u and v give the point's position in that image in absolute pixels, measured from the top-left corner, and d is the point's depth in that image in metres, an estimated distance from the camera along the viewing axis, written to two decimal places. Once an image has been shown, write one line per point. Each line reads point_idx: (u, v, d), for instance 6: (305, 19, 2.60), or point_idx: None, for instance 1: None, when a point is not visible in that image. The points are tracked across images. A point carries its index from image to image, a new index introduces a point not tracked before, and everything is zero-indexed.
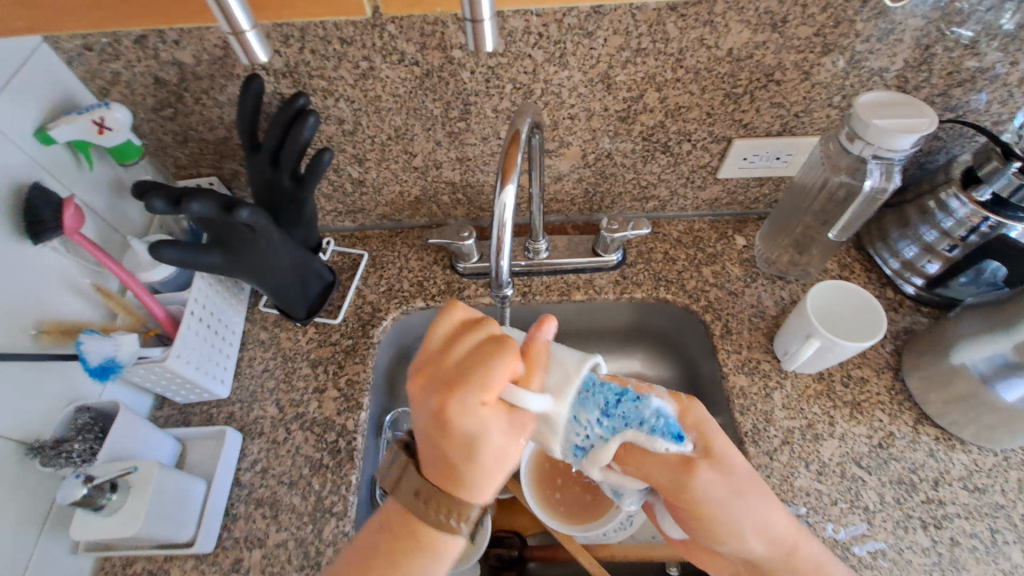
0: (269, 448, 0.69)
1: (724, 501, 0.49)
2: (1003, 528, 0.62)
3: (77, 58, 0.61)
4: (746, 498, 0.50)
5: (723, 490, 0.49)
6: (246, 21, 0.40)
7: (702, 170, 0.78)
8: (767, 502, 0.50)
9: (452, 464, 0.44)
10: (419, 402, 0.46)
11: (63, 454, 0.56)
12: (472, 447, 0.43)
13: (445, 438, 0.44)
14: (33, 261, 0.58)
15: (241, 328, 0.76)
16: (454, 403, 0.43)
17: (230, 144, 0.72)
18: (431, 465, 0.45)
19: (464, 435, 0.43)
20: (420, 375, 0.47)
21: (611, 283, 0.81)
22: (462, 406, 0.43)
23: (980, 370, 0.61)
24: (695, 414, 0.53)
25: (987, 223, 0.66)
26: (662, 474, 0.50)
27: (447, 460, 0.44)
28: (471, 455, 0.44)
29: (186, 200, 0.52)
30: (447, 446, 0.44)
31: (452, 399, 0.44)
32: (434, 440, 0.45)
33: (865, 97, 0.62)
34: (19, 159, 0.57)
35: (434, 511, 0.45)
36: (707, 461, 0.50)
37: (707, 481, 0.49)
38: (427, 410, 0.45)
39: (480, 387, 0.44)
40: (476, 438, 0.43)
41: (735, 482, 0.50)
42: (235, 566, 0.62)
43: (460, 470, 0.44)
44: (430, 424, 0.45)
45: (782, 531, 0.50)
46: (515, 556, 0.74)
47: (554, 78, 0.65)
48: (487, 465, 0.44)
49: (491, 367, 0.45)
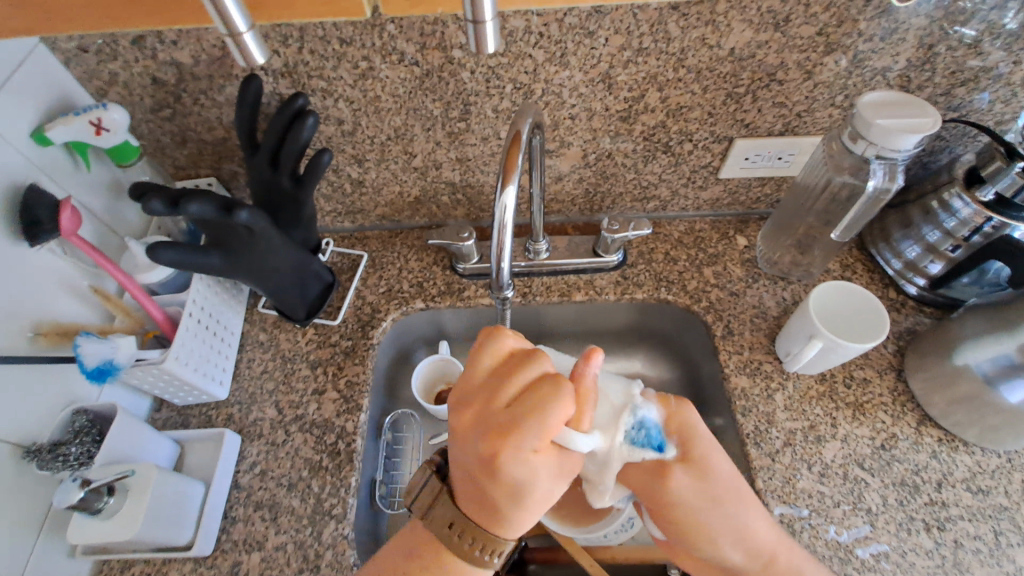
0: (268, 450, 0.68)
1: (700, 506, 0.51)
2: (1007, 530, 0.62)
3: (75, 57, 0.60)
4: (725, 505, 0.51)
5: (698, 494, 0.51)
6: (243, 23, 0.40)
7: (704, 170, 0.78)
8: (745, 508, 0.51)
9: (494, 504, 0.45)
10: (470, 438, 0.46)
11: (60, 458, 0.56)
12: (518, 491, 0.44)
13: (494, 481, 0.44)
14: (30, 263, 0.58)
15: (240, 329, 0.76)
16: (509, 448, 0.44)
17: (229, 144, 0.72)
18: (470, 501, 0.46)
19: (513, 481, 0.44)
20: (471, 411, 0.47)
21: (612, 284, 0.81)
22: (515, 453, 0.44)
23: (983, 370, 0.61)
24: (681, 418, 0.53)
25: (991, 224, 0.65)
26: (640, 477, 0.52)
27: (488, 500, 0.45)
28: (517, 499, 0.45)
29: (184, 200, 0.52)
30: (489, 484, 0.45)
31: (506, 445, 0.44)
32: (477, 476, 0.45)
33: (868, 97, 0.61)
34: (15, 160, 0.56)
35: (471, 546, 0.46)
36: (685, 466, 0.51)
37: (683, 484, 0.51)
38: (476, 448, 0.45)
39: (538, 434, 0.44)
40: (524, 485, 0.44)
41: (713, 487, 0.51)
42: (234, 569, 0.61)
43: (499, 509, 0.45)
44: (477, 461, 0.45)
45: (761, 541, 0.51)
46: (513, 558, 0.73)
47: (555, 77, 0.64)
48: (530, 508, 0.45)
49: (546, 409, 0.45)
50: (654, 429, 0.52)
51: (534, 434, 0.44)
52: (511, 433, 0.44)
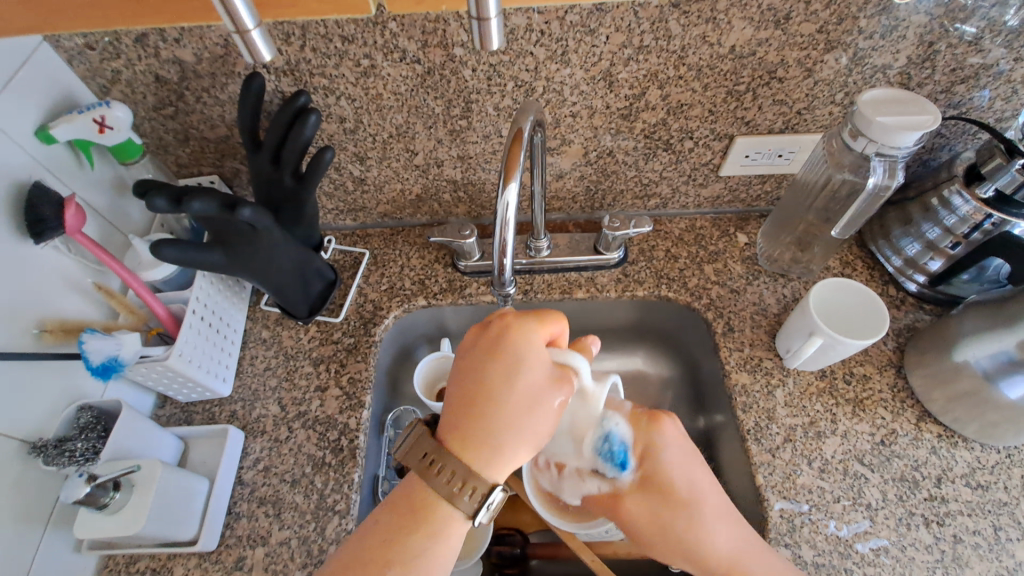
0: (272, 446, 0.69)
1: (653, 528, 0.55)
2: (1005, 525, 0.62)
3: (78, 56, 0.61)
4: (673, 522, 0.55)
5: (650, 516, 0.55)
6: (250, 20, 0.40)
7: (704, 167, 0.78)
8: (699, 528, 0.55)
9: (483, 410, 0.47)
10: (470, 342, 0.51)
11: (66, 454, 0.56)
12: (514, 379, 0.48)
13: (488, 363, 0.48)
14: (35, 260, 0.58)
15: (243, 327, 0.76)
16: (515, 325, 0.50)
17: (231, 142, 0.72)
18: (452, 414, 0.48)
19: (512, 355, 0.48)
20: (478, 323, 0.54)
21: (613, 281, 0.81)
22: (521, 331, 0.49)
23: (982, 366, 0.61)
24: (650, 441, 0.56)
25: (991, 220, 0.66)
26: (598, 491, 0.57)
27: (479, 399, 0.47)
28: (506, 391, 0.47)
29: (187, 198, 0.52)
30: (484, 376, 0.48)
31: (513, 326, 0.50)
32: (473, 371, 0.49)
33: (868, 95, 0.62)
34: (19, 158, 0.57)
35: (446, 475, 0.46)
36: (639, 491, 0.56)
37: (637, 509, 0.56)
38: (482, 332, 0.51)
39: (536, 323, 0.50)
40: (519, 362, 0.48)
41: (667, 514, 0.55)
42: (238, 564, 0.62)
43: (485, 413, 0.47)
44: (476, 356, 0.50)
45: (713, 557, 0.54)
46: (517, 554, 0.74)
47: (556, 75, 0.64)
48: (516, 404, 0.47)
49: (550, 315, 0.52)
50: (620, 447, 0.55)
51: (531, 318, 0.51)
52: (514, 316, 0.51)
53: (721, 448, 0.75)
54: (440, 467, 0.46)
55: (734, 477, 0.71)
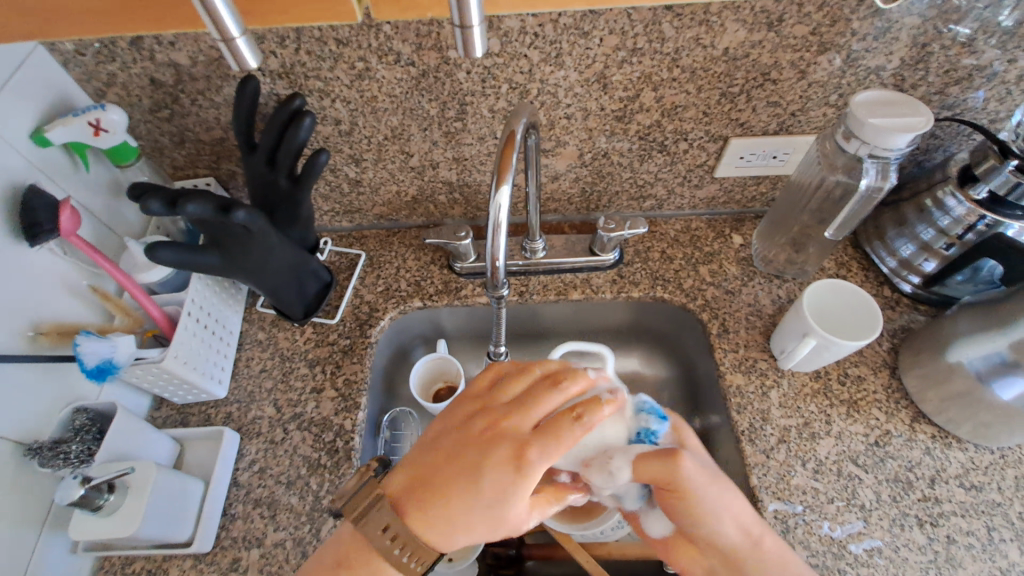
0: (267, 448, 0.69)
1: (704, 493, 0.50)
2: (999, 525, 0.63)
3: (74, 59, 0.61)
4: (716, 488, 0.51)
5: (701, 477, 0.51)
6: (235, 28, 0.40)
7: (699, 169, 0.78)
8: (734, 494, 0.52)
9: (456, 511, 0.48)
10: (484, 441, 0.50)
11: (61, 455, 0.56)
12: (496, 500, 0.48)
13: (484, 469, 0.49)
14: (30, 263, 0.58)
15: (239, 328, 0.77)
16: (532, 452, 0.48)
17: (227, 144, 0.73)
18: (425, 494, 0.50)
19: (516, 479, 0.48)
20: (506, 423, 0.51)
21: (608, 282, 0.81)
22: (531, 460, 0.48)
23: (976, 368, 0.61)
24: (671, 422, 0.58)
25: (984, 222, 0.66)
26: (652, 463, 0.51)
27: (457, 495, 0.49)
28: (484, 505, 0.48)
29: (182, 201, 0.52)
30: (470, 484, 0.49)
31: (529, 454, 0.48)
32: (467, 470, 0.49)
33: (862, 96, 0.62)
34: (15, 161, 0.57)
35: (396, 546, 0.48)
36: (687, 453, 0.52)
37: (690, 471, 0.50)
38: (505, 442, 0.50)
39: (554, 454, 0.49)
40: (508, 485, 0.48)
41: (712, 482, 0.51)
42: (233, 566, 0.62)
43: (458, 510, 0.48)
44: (478, 459, 0.49)
45: (749, 518, 0.52)
46: (512, 555, 0.74)
47: (550, 77, 0.65)
48: (483, 516, 0.48)
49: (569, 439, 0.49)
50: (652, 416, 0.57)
51: (549, 451, 0.48)
52: (538, 440, 0.49)
53: (716, 449, 0.75)
54: (396, 540, 0.48)
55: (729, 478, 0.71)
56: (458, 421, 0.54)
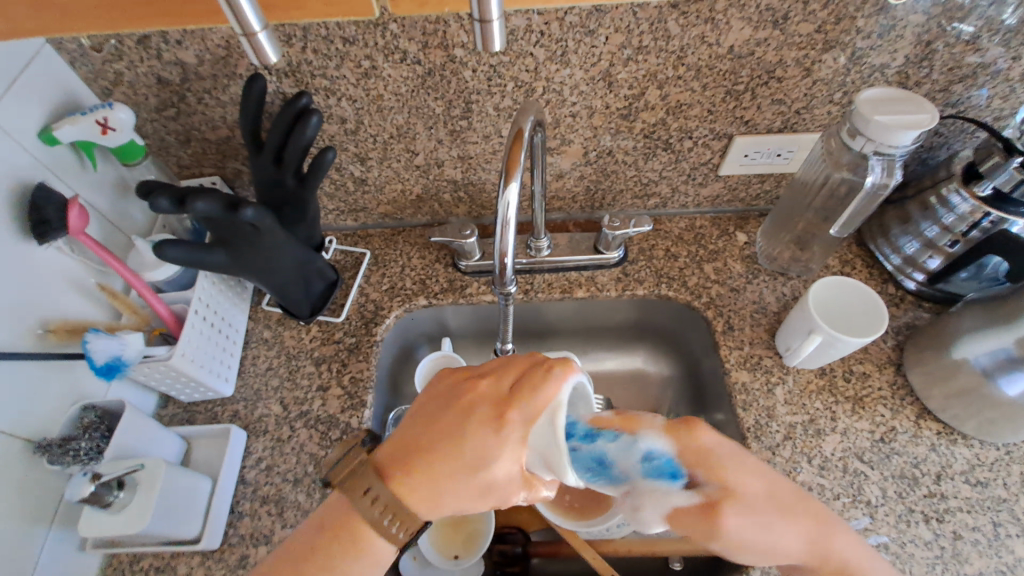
0: (274, 446, 0.69)
1: (755, 540, 0.47)
2: (1005, 521, 0.63)
3: (80, 57, 0.61)
4: (766, 525, 0.48)
5: (749, 527, 0.47)
6: (257, 22, 0.40)
7: (704, 167, 0.78)
8: (788, 523, 0.48)
9: (439, 474, 0.47)
10: (462, 411, 0.50)
11: (70, 453, 0.56)
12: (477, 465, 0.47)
13: (464, 434, 0.48)
14: (39, 262, 0.59)
15: (245, 327, 0.77)
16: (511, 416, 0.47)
17: (233, 143, 0.73)
18: (410, 458, 0.49)
19: (496, 446, 0.47)
20: (485, 389, 0.51)
21: (613, 280, 0.81)
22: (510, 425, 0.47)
23: (981, 364, 0.61)
24: (696, 445, 0.49)
25: (988, 219, 0.66)
26: (687, 518, 0.48)
27: (440, 460, 0.48)
28: (467, 472, 0.47)
29: (191, 199, 0.52)
30: (451, 449, 0.48)
31: (507, 418, 0.47)
32: (448, 435, 0.49)
33: (866, 93, 0.62)
34: (24, 160, 0.57)
35: (379, 510, 0.47)
36: (731, 507, 0.47)
37: (737, 527, 0.47)
38: (485, 408, 0.49)
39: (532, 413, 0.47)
40: (487, 450, 0.47)
41: (765, 517, 0.48)
42: (241, 563, 0.62)
43: (441, 475, 0.47)
44: (458, 424, 0.49)
45: (800, 551, 0.49)
46: (518, 552, 0.74)
47: (556, 75, 0.65)
48: (466, 485, 0.47)
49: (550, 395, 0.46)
50: (662, 457, 0.48)
51: (529, 415, 0.47)
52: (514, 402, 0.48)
53: None
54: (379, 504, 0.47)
55: None
56: (439, 390, 0.53)
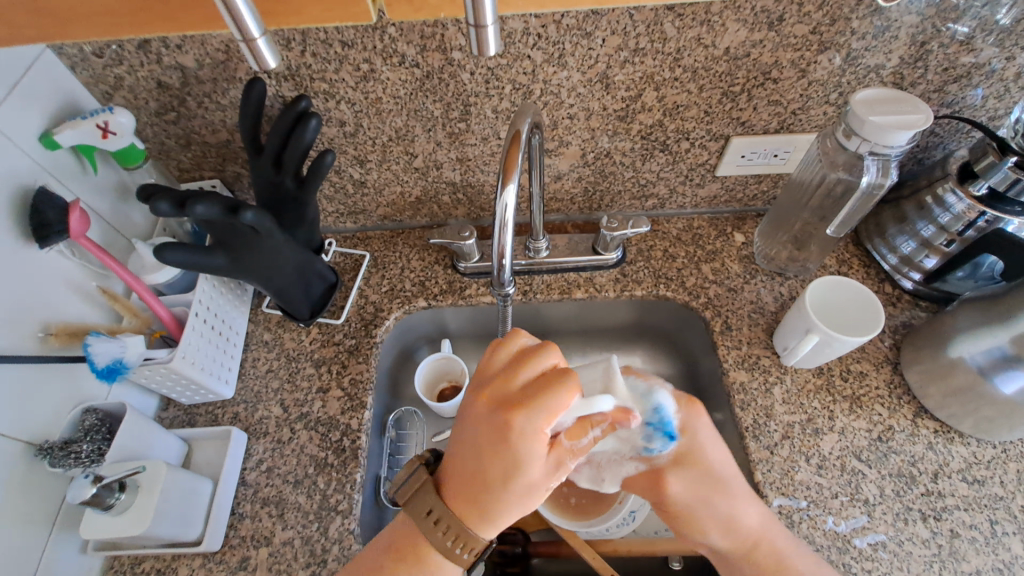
0: (274, 448, 0.69)
1: (697, 509, 0.56)
2: (1002, 519, 0.63)
3: (81, 62, 0.61)
4: (714, 498, 0.55)
5: (692, 495, 0.56)
6: (256, 27, 0.40)
7: (702, 167, 0.79)
8: (745, 501, 0.55)
9: (481, 496, 0.48)
10: (479, 421, 0.49)
11: (72, 455, 0.57)
12: (524, 487, 0.47)
13: (494, 458, 0.47)
14: (41, 265, 0.59)
15: (245, 329, 0.77)
16: (522, 419, 0.46)
17: (233, 146, 0.73)
18: (453, 476, 0.50)
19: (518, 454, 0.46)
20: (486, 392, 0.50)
21: (611, 281, 0.82)
22: (516, 428, 0.46)
23: (978, 362, 0.62)
24: (691, 422, 0.57)
25: (984, 218, 0.66)
26: (642, 486, 0.58)
27: (484, 485, 0.48)
28: (504, 482, 0.47)
29: (190, 202, 0.53)
30: (487, 476, 0.47)
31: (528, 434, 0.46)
32: (475, 456, 0.48)
33: (861, 94, 0.63)
34: (24, 164, 0.57)
35: (447, 536, 0.49)
36: (676, 469, 0.56)
37: (678, 489, 0.56)
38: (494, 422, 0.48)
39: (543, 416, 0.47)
40: (518, 465, 0.47)
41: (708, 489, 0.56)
42: (243, 564, 0.62)
43: (489, 503, 0.48)
44: (478, 441, 0.48)
45: (745, 528, 0.55)
46: (519, 552, 0.75)
47: (553, 78, 0.65)
48: (506, 496, 0.48)
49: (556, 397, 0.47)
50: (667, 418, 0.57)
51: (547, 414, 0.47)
52: (527, 412, 0.46)
53: None
54: (441, 525, 0.49)
55: None
56: (470, 418, 0.50)
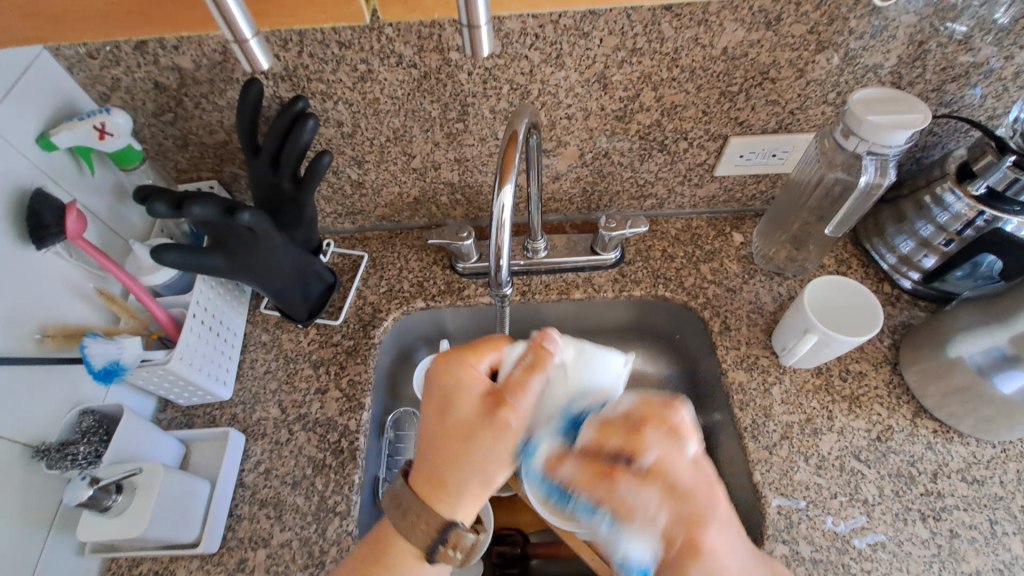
0: (273, 449, 0.69)
1: None
2: (1002, 519, 0.63)
3: (78, 64, 0.61)
4: None
5: None
6: (248, 29, 0.40)
7: (700, 167, 0.79)
8: None
9: (430, 450, 0.51)
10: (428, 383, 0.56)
11: (69, 457, 0.57)
12: (462, 427, 0.50)
13: (429, 402, 0.53)
14: (38, 267, 0.59)
15: (243, 330, 0.77)
16: (444, 360, 0.54)
17: (230, 147, 0.73)
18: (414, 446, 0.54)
19: (447, 391, 0.52)
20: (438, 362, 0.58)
21: (610, 281, 0.82)
22: (443, 370, 0.53)
23: (977, 362, 0.62)
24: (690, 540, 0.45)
25: (983, 217, 0.66)
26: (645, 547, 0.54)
27: (427, 433, 0.52)
28: (439, 423, 0.52)
29: (188, 203, 0.53)
30: (429, 425, 0.52)
31: (453, 370, 0.53)
32: (423, 412, 0.54)
33: (859, 93, 0.62)
34: (21, 165, 0.57)
35: (405, 513, 0.50)
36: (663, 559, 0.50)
37: None
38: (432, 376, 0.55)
39: (465, 356, 0.54)
40: (448, 400, 0.52)
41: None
42: (240, 566, 0.62)
43: (434, 453, 0.51)
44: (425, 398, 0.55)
45: None
46: (518, 553, 0.75)
47: (551, 78, 0.65)
48: (444, 440, 0.51)
49: (479, 345, 0.55)
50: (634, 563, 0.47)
51: (469, 355, 0.54)
52: (449, 353, 0.55)
53: (719, 446, 0.75)
54: (399, 499, 0.50)
55: (732, 475, 0.72)
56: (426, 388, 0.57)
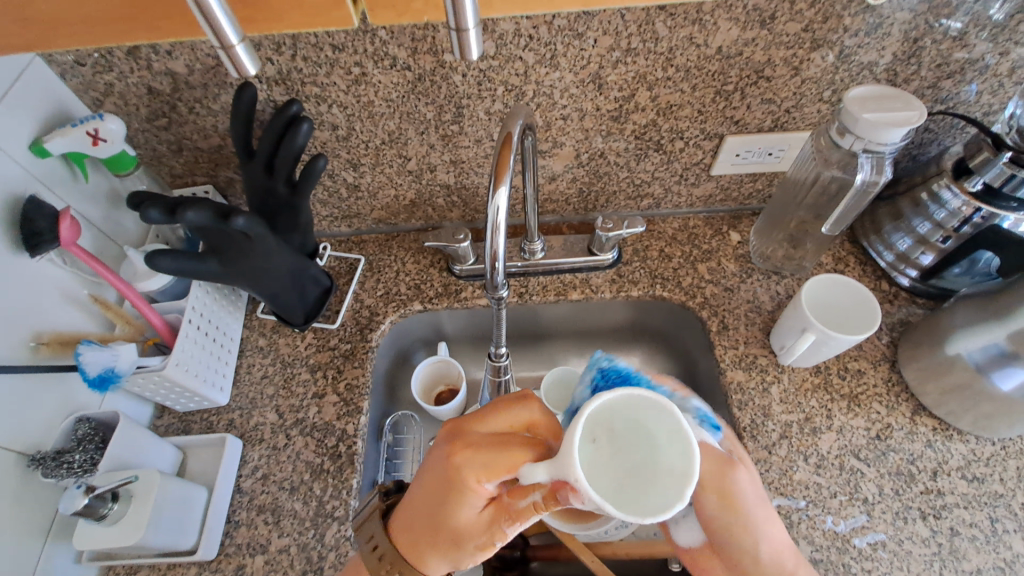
0: (270, 454, 0.69)
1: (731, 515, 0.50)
2: (1002, 516, 0.63)
3: (70, 70, 0.61)
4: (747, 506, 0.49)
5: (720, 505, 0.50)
6: (234, 35, 0.40)
7: (696, 167, 0.78)
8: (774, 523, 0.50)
9: (420, 527, 0.49)
10: (438, 450, 0.50)
11: (64, 465, 0.56)
12: (457, 529, 0.47)
13: (429, 482, 0.49)
14: (30, 275, 0.58)
15: (240, 335, 0.77)
16: (459, 459, 0.47)
17: (225, 152, 0.73)
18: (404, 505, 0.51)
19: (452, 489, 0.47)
20: (453, 425, 0.51)
21: (607, 282, 0.81)
22: (454, 466, 0.47)
23: (976, 359, 0.61)
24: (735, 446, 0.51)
25: (980, 214, 0.66)
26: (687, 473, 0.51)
27: (421, 512, 0.49)
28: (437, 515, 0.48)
29: (181, 209, 0.52)
30: (424, 501, 0.49)
31: (462, 473, 0.47)
32: (423, 485, 0.49)
33: (855, 91, 0.62)
34: (14, 172, 0.57)
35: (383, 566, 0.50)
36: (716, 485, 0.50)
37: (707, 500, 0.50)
38: (440, 460, 0.49)
39: (481, 466, 0.46)
40: (449, 498, 0.47)
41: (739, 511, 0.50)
42: (238, 572, 0.62)
43: (423, 533, 0.49)
44: (430, 470, 0.49)
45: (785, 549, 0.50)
46: (517, 556, 0.74)
47: (545, 78, 0.65)
48: (437, 531, 0.48)
49: (500, 452, 0.46)
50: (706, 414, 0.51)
51: (484, 469, 0.46)
52: (466, 450, 0.47)
53: None
54: (380, 554, 0.51)
55: None
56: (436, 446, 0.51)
